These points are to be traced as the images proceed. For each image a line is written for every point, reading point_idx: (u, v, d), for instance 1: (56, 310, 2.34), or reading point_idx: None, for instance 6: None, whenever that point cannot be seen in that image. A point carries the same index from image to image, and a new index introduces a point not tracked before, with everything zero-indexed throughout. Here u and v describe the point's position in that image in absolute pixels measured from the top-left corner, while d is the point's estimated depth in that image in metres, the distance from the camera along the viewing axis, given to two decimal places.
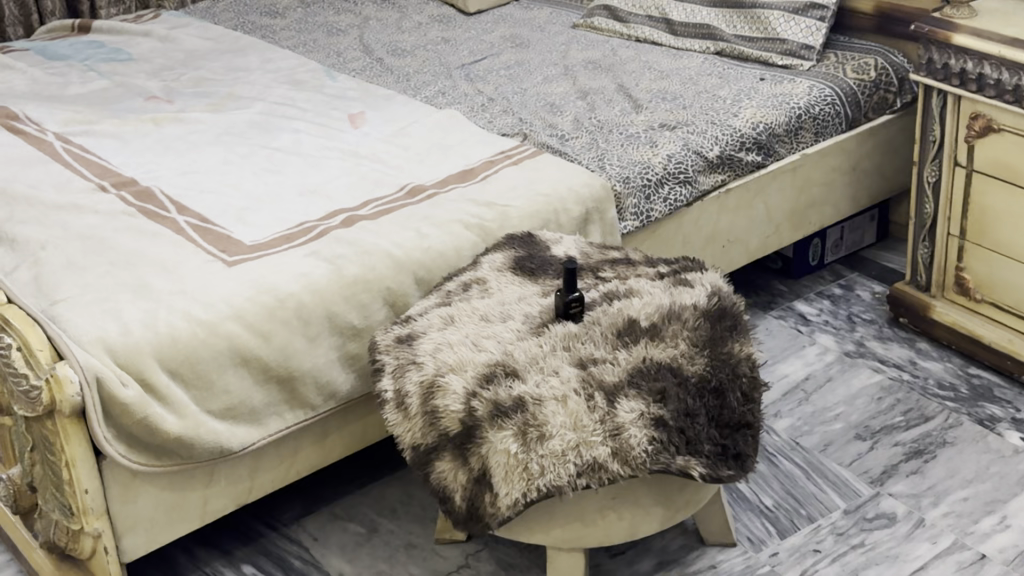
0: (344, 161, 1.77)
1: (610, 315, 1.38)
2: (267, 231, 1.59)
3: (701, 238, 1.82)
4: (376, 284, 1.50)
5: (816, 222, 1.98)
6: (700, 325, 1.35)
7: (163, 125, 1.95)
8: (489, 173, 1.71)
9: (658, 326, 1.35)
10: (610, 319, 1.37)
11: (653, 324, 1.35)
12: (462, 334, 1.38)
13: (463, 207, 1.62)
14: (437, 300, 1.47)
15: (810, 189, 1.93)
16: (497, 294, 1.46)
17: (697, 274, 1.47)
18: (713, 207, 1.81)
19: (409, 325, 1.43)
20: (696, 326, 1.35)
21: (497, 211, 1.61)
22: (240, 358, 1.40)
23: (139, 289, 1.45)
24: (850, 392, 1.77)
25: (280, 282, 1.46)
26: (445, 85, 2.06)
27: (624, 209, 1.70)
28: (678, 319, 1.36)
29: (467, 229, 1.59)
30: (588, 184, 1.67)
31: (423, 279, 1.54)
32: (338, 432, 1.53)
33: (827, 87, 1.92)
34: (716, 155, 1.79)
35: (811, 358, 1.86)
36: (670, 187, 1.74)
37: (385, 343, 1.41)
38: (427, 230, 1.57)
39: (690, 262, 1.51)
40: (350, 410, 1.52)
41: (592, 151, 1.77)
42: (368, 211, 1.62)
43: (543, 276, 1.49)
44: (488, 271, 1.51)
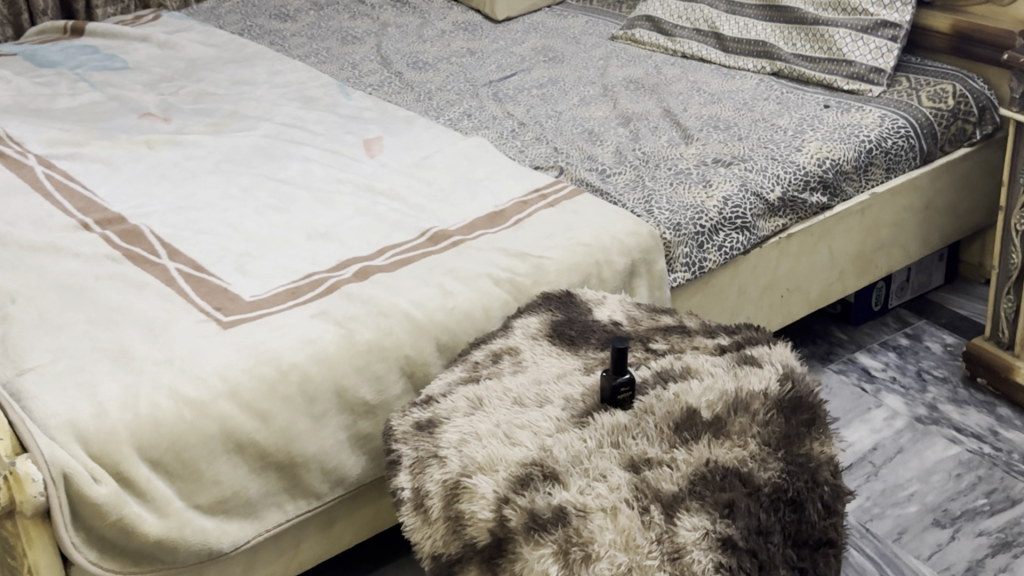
0: (357, 198, 1.57)
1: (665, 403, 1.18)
2: (267, 284, 1.40)
3: (758, 289, 1.61)
4: (393, 353, 1.30)
5: (884, 267, 1.77)
6: (772, 418, 1.15)
7: (157, 148, 1.75)
8: (521, 217, 1.51)
9: (721, 418, 1.15)
10: (664, 409, 1.18)
11: (717, 417, 1.16)
12: (492, 421, 1.18)
13: (493, 259, 1.42)
14: (463, 378, 1.27)
15: (878, 231, 1.72)
16: (534, 371, 1.26)
17: (764, 349, 1.27)
18: (773, 254, 1.61)
19: (430, 408, 1.22)
20: (768, 420, 1.15)
21: (531, 263, 1.41)
22: (234, 444, 1.20)
23: (119, 357, 1.26)
24: (924, 466, 1.58)
25: (282, 350, 1.27)
26: (471, 106, 1.86)
27: (674, 259, 1.50)
28: (746, 411, 1.16)
29: (498, 286, 1.39)
30: (633, 232, 1.47)
31: (446, 344, 1.34)
32: (347, 518, 1.33)
33: (901, 118, 1.71)
34: (777, 196, 1.58)
35: (878, 425, 1.66)
36: (725, 233, 1.54)
37: (402, 430, 1.21)
38: (451, 285, 1.38)
39: (756, 332, 1.31)
40: (360, 493, 1.33)
41: (637, 191, 1.56)
42: (384, 260, 1.43)
43: (584, 348, 1.29)
44: (522, 342, 1.31)
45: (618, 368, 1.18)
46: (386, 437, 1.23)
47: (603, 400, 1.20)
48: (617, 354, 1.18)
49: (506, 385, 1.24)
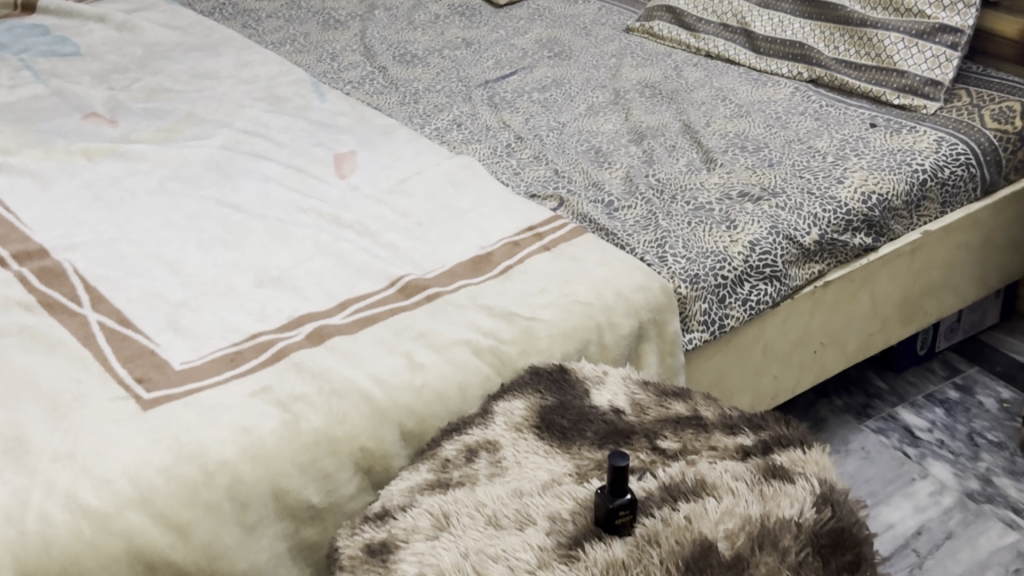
0: (320, 231, 1.34)
1: (673, 533, 0.95)
2: (201, 348, 1.17)
3: (787, 345, 1.38)
4: (345, 446, 1.07)
5: (933, 312, 1.54)
6: (807, 559, 0.93)
7: (95, 159, 1.51)
8: (510, 262, 1.27)
9: (745, 556, 0.92)
10: (673, 540, 0.94)
11: (738, 554, 0.92)
12: (458, 549, 0.96)
13: (472, 320, 1.18)
14: (429, 484, 1.04)
15: (928, 273, 1.49)
16: (516, 478, 1.03)
17: (797, 456, 1.04)
18: (806, 305, 1.37)
19: (385, 526, 1.00)
20: (802, 561, 0.92)
21: (519, 327, 1.18)
22: (144, 566, 0.98)
23: (11, 450, 1.03)
24: (977, 558, 1.36)
25: (209, 443, 1.04)
26: (462, 112, 1.62)
27: (690, 317, 1.26)
28: (775, 549, 0.93)
29: (477, 355, 1.15)
30: (642, 287, 1.23)
31: (413, 430, 1.11)
32: None
33: (960, 142, 1.46)
34: (814, 239, 1.34)
35: (923, 504, 1.44)
36: (751, 285, 1.30)
37: (350, 553, 0.99)
38: (421, 355, 1.14)
39: (788, 428, 1.08)
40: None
41: (649, 229, 1.33)
42: (342, 317, 1.20)
43: (578, 446, 1.06)
44: (503, 436, 1.08)
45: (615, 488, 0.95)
46: (331, 558, 1.01)
47: (596, 521, 0.97)
48: (614, 471, 0.95)
49: (479, 499, 1.01)
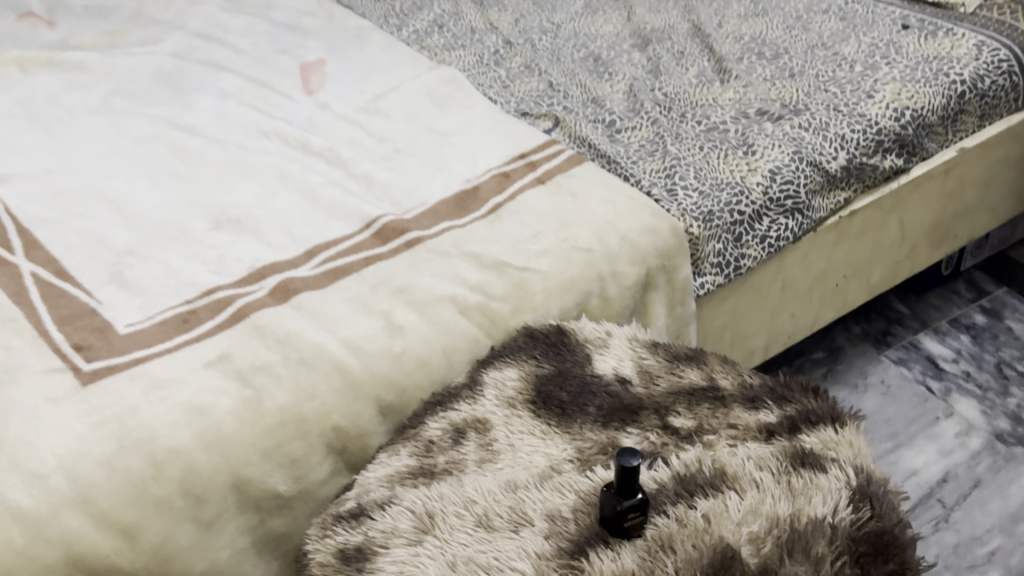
0: (285, 159, 1.19)
1: (691, 540, 0.83)
2: (149, 308, 1.02)
3: (807, 281, 1.25)
4: (315, 427, 0.95)
5: (963, 235, 1.41)
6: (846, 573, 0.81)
7: (31, 70, 1.34)
8: (500, 198, 1.13)
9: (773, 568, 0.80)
10: (691, 547, 0.82)
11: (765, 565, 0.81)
12: (444, 558, 0.83)
13: (458, 271, 1.05)
14: (410, 472, 0.92)
15: (961, 194, 1.35)
16: (510, 466, 0.91)
17: (828, 436, 0.92)
18: (829, 237, 1.23)
19: (362, 527, 0.87)
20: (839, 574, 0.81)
21: (511, 281, 1.04)
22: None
23: None
24: (1009, 511, 1.26)
25: (159, 428, 0.91)
26: (443, 11, 1.48)
27: (702, 259, 1.12)
28: (809, 559, 0.81)
29: (464, 314, 1.02)
30: (650, 229, 1.09)
31: (391, 403, 0.98)
32: None
33: (1002, 47, 1.30)
34: (840, 164, 1.19)
35: (949, 447, 1.33)
36: (770, 219, 1.16)
37: (321, 558, 0.87)
38: (400, 315, 1.01)
39: (815, 400, 0.96)
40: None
41: (656, 155, 1.18)
42: (310, 268, 1.06)
43: (579, 424, 0.94)
44: (493, 415, 0.95)
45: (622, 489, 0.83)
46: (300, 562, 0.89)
47: (601, 519, 0.86)
48: (623, 470, 0.82)
49: (466, 495, 0.88)
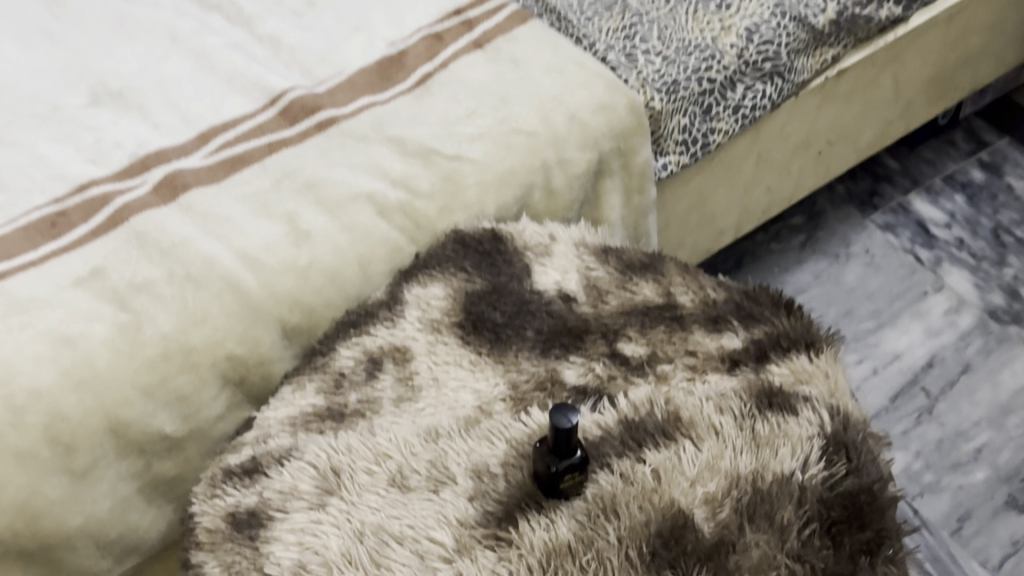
0: (177, 15, 1.04)
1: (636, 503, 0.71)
2: (13, 209, 0.87)
3: (786, 152, 1.10)
4: (206, 357, 0.81)
5: (964, 86, 1.26)
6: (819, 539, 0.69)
7: None
8: (430, 68, 0.96)
9: (729, 540, 0.69)
10: (636, 514, 0.71)
11: (721, 536, 0.69)
12: (349, 526, 0.72)
13: (377, 160, 0.89)
14: (316, 414, 0.79)
15: (966, 42, 1.18)
16: (432, 408, 0.79)
17: (799, 364, 0.79)
18: (813, 101, 1.08)
19: (256, 486, 0.75)
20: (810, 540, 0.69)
21: (440, 172, 0.89)
22: None
23: None
24: (999, 400, 1.15)
25: (18, 364, 0.77)
26: None
27: (664, 138, 0.98)
28: (772, 524, 0.70)
29: (383, 216, 0.87)
30: (604, 105, 0.93)
31: (297, 324, 0.85)
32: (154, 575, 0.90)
33: None
34: (829, 18, 1.01)
35: (936, 327, 1.21)
36: (746, 86, 1.00)
37: (209, 523, 0.74)
38: (308, 218, 0.86)
39: (789, 316, 0.83)
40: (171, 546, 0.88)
41: (614, 7, 1.01)
42: (203, 157, 0.91)
43: (514, 353, 0.81)
44: (414, 341, 0.82)
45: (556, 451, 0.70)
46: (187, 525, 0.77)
47: (535, 475, 0.74)
48: (560, 431, 0.70)
49: (377, 446, 0.76)
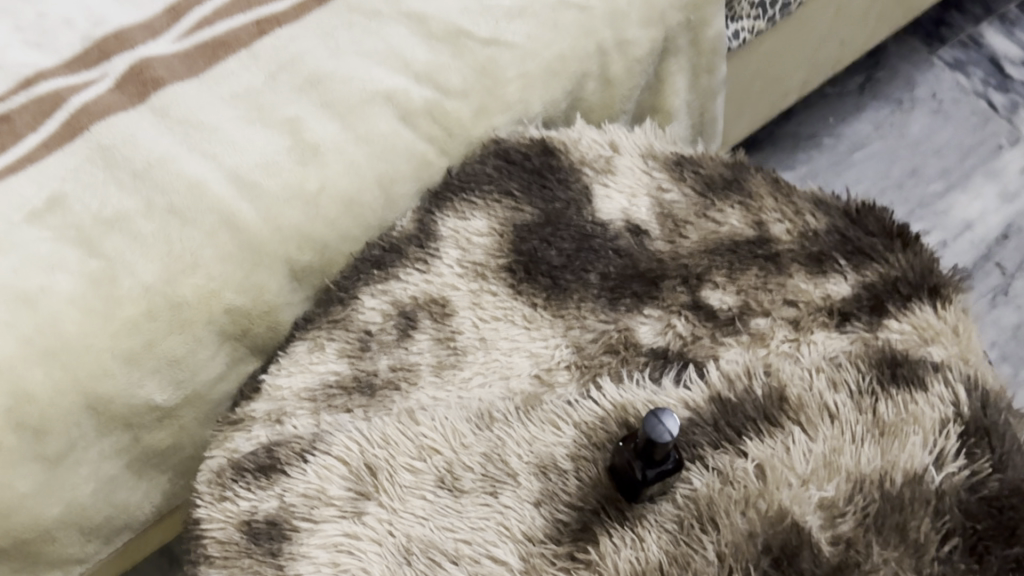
0: None
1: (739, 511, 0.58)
2: None
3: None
4: (200, 314, 0.66)
5: None
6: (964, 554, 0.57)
7: None
8: None
9: (855, 560, 0.56)
10: (740, 522, 0.57)
11: (847, 556, 0.56)
12: (392, 542, 0.58)
13: (396, 46, 0.71)
14: (340, 386, 0.65)
15: None
16: (481, 379, 0.65)
17: (922, 317, 0.66)
18: None
19: (275, 488, 0.61)
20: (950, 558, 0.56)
21: (475, 62, 0.71)
22: None
23: None
24: None
25: None
26: None
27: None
28: (906, 540, 0.57)
29: (406, 122, 0.71)
30: None
31: (308, 265, 0.70)
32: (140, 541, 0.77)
33: None
34: None
35: (1011, 189, 1.10)
36: None
37: (223, 535, 0.61)
38: (314, 125, 0.68)
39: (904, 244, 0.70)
40: (165, 511, 0.76)
41: None
42: (176, 39, 0.70)
43: (577, 304, 0.67)
44: (454, 291, 0.68)
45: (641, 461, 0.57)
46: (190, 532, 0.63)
47: (612, 469, 0.60)
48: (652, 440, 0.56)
49: (419, 436, 0.62)
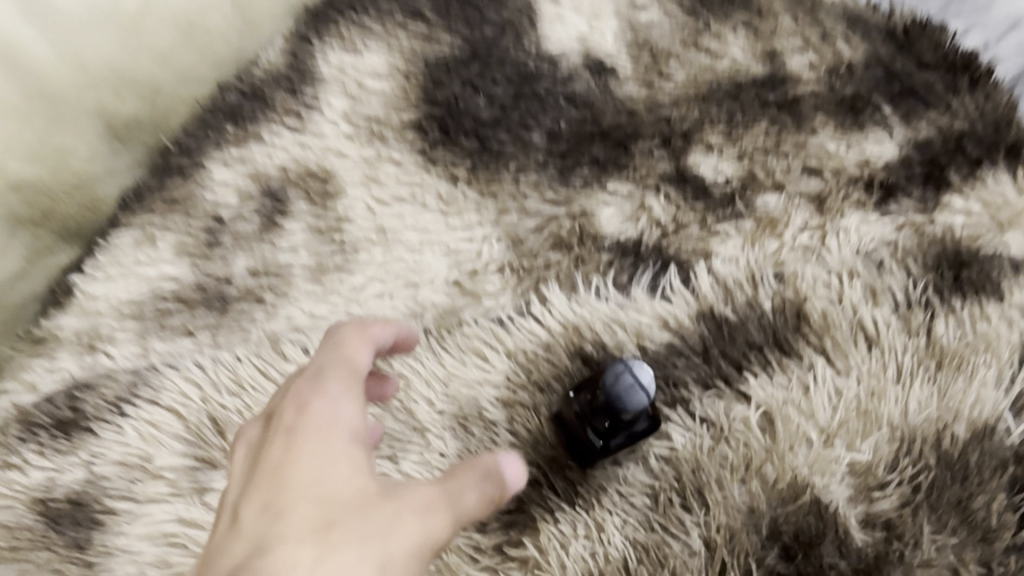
0: None
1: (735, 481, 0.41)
2: None
3: None
4: None
5: None
6: None
7: None
8: None
9: (898, 554, 0.39)
10: (738, 497, 0.40)
11: (889, 546, 0.39)
12: None
13: None
14: (178, 299, 0.46)
15: None
16: (379, 287, 0.46)
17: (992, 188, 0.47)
18: None
19: (83, 450, 0.42)
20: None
21: None
22: None
23: None
24: None
25: None
26: None
27: None
28: (975, 520, 0.39)
29: None
30: None
31: (133, 117, 0.47)
32: None
33: None
34: None
35: None
36: None
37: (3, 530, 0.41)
38: None
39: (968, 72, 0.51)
40: None
41: None
42: None
43: (514, 171, 0.48)
44: (342, 162, 0.48)
45: (606, 417, 0.40)
46: None
47: (558, 421, 0.43)
48: (619, 388, 0.40)
49: (285, 376, 0.43)
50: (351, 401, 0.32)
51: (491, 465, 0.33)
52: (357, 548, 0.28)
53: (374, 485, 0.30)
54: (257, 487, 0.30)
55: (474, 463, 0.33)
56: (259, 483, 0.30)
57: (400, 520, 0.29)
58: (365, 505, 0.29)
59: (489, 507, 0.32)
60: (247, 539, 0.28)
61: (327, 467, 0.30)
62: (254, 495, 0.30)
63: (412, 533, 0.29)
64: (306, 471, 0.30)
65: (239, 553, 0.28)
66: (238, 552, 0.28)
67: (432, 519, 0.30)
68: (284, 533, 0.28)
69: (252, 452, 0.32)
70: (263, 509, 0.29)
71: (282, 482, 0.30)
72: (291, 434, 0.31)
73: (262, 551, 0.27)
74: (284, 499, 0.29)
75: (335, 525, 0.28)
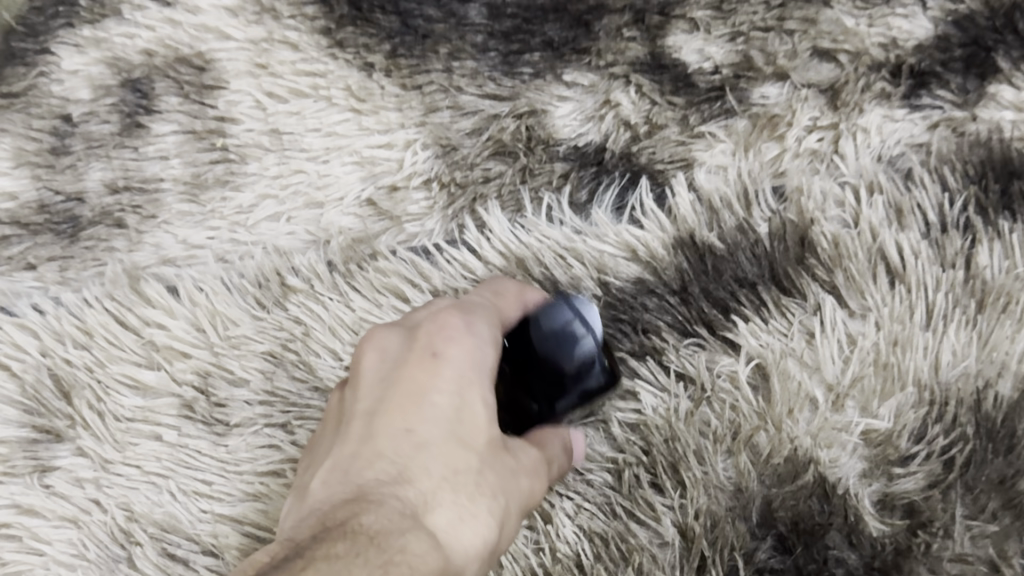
0: None
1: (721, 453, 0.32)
2: None
3: None
4: None
5: None
6: None
7: None
8: None
9: (923, 548, 0.30)
10: (724, 475, 0.31)
11: (912, 538, 0.30)
12: (94, 522, 0.32)
13: None
14: (15, 222, 0.37)
15: None
16: (274, 207, 0.37)
17: None
18: None
19: None
20: None
21: None
22: None
23: None
24: None
25: None
26: None
27: None
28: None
29: None
30: None
31: None
32: None
33: None
34: None
35: None
36: None
37: None
38: None
39: None
40: None
41: None
42: None
43: (445, 54, 0.39)
44: (224, 45, 0.39)
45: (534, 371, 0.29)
46: None
47: None
48: (550, 336, 0.29)
49: (147, 326, 0.35)
50: (495, 338, 0.29)
51: (573, 447, 0.31)
52: (485, 503, 0.26)
53: (499, 430, 0.28)
54: (393, 403, 0.28)
55: (549, 429, 0.30)
56: (395, 405, 0.27)
57: (518, 478, 0.27)
58: (493, 456, 0.27)
59: (557, 479, 0.30)
60: (384, 463, 0.26)
61: (464, 397, 0.27)
62: (389, 412, 0.27)
63: (522, 493, 0.27)
64: (441, 410, 0.27)
65: (375, 475, 0.26)
66: (376, 476, 0.26)
67: (537, 482, 0.28)
68: (426, 466, 0.26)
69: (393, 352, 0.29)
70: (400, 435, 0.27)
71: (418, 408, 0.27)
72: (436, 357, 0.28)
73: (401, 482, 0.26)
74: (421, 428, 0.27)
75: (473, 472, 0.26)
